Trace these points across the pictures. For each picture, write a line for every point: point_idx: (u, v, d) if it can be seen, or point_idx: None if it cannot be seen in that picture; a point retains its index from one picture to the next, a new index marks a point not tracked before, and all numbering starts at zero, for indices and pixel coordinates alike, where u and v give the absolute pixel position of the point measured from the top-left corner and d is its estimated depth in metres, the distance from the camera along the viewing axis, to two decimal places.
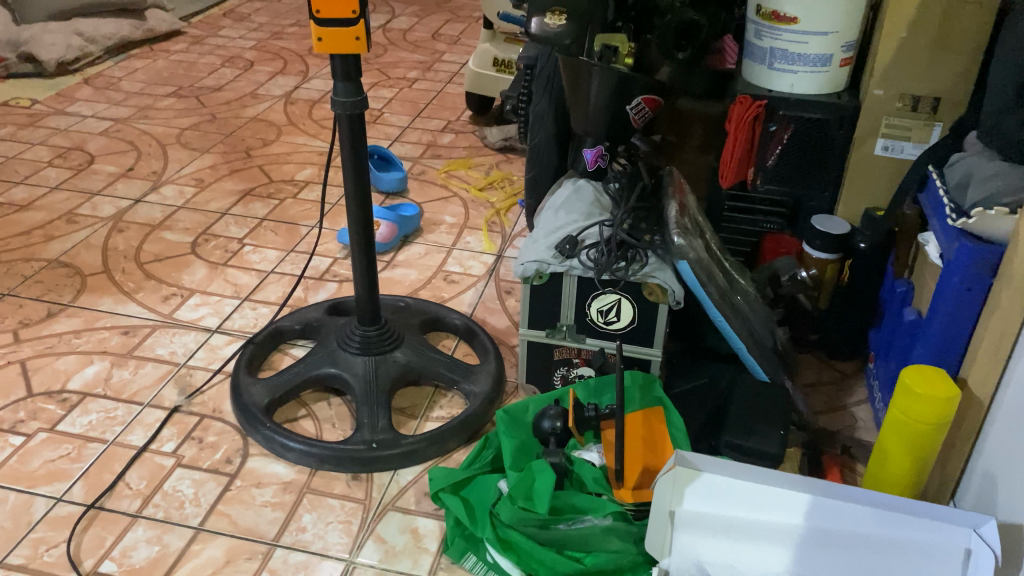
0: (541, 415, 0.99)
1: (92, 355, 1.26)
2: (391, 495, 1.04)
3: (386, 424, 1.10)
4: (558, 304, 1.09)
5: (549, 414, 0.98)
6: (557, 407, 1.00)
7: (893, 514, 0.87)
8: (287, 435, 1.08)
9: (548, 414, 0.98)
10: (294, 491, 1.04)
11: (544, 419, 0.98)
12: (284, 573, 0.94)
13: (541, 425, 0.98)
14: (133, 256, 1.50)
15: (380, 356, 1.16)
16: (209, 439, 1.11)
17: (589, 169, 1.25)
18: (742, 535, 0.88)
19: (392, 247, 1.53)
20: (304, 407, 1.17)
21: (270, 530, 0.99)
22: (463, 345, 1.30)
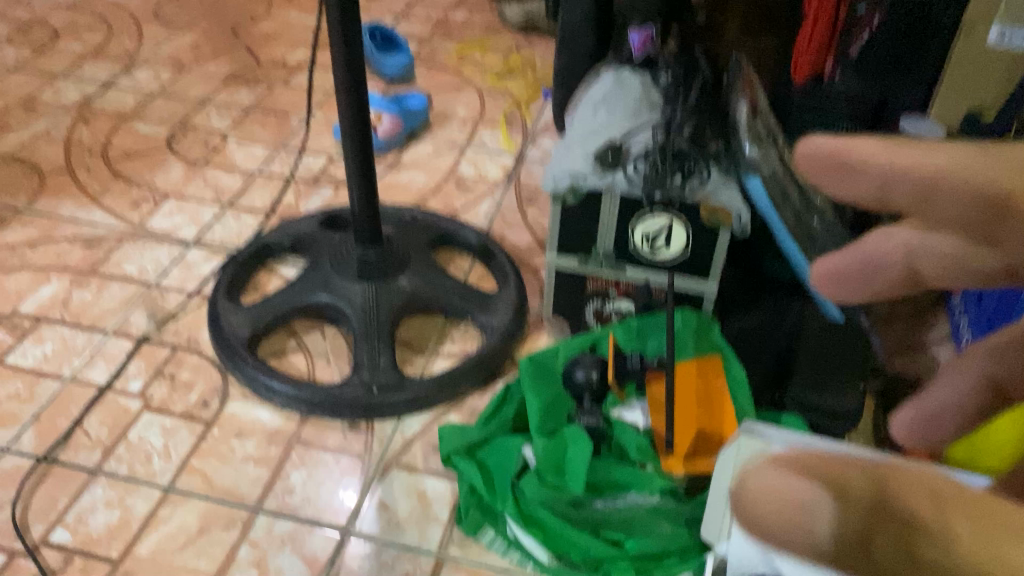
0: (573, 365, 0.82)
1: (50, 272, 1.08)
2: (394, 449, 0.89)
3: (389, 363, 0.93)
4: (595, 225, 0.90)
5: (584, 364, 0.81)
6: (593, 355, 0.83)
7: None
8: (272, 375, 0.91)
9: (582, 364, 0.81)
10: (280, 443, 0.89)
11: (577, 370, 0.81)
12: (267, 547, 0.79)
13: (573, 378, 0.81)
14: (100, 152, 1.31)
15: (382, 280, 0.98)
16: (182, 377, 0.95)
17: (634, 58, 0.99)
18: None
19: (396, 145, 1.33)
20: (294, 338, 1.00)
21: (251, 492, 0.84)
22: (478, 266, 1.12)
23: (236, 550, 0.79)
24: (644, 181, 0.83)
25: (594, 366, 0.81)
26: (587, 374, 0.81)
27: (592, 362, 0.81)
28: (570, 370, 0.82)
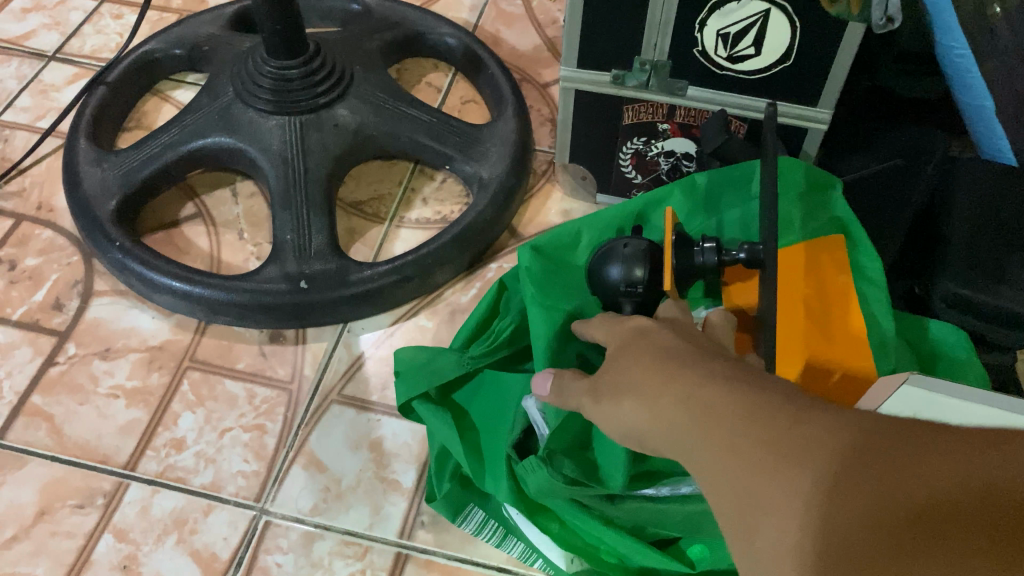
0: (601, 256, 0.50)
1: None
2: (336, 374, 0.60)
3: (324, 244, 0.62)
4: (640, 20, 0.55)
5: (620, 254, 0.50)
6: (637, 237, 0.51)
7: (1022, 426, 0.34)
8: (147, 261, 0.61)
9: (618, 253, 0.50)
10: (165, 368, 0.60)
11: (609, 263, 0.50)
12: (139, 540, 0.52)
13: (605, 276, 0.50)
14: None
15: (311, 115, 0.66)
16: (26, 265, 0.65)
17: None
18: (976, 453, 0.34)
19: None
20: (193, 200, 0.69)
21: (120, 448, 0.56)
22: (463, 84, 0.78)
23: (92, 545, 0.52)
24: None
25: (638, 256, 0.49)
26: (631, 264, 0.49)
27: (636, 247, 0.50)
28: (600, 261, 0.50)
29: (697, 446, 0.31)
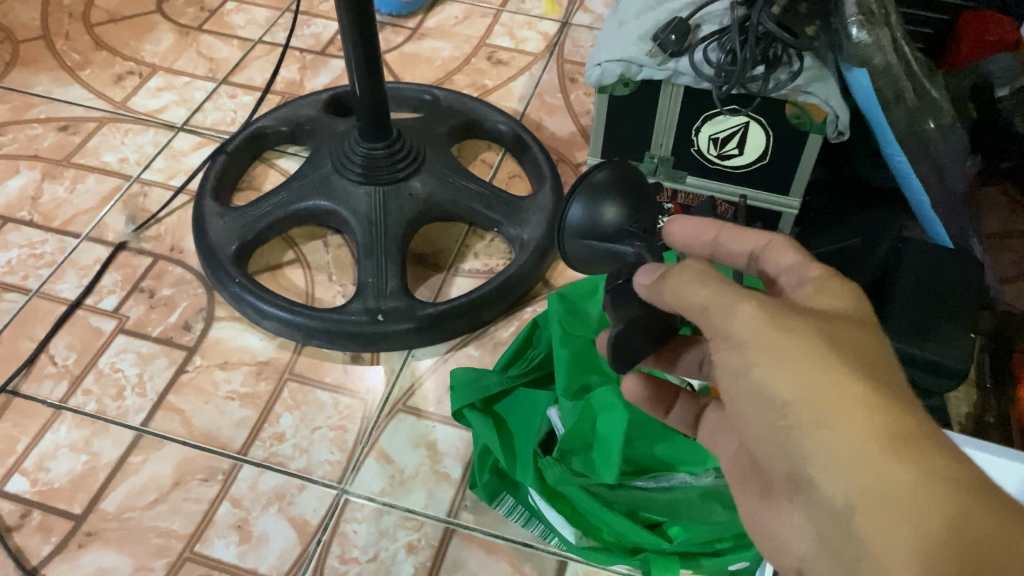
0: (565, 196, 0.50)
1: (19, 161, 0.94)
2: (402, 389, 0.76)
3: (397, 286, 0.79)
4: (649, 125, 0.72)
5: (586, 190, 0.49)
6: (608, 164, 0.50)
7: None
8: (260, 295, 0.78)
9: (584, 192, 0.49)
10: (270, 378, 0.77)
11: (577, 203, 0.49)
12: (250, 507, 0.68)
13: (570, 219, 0.49)
14: (82, 13, 1.14)
15: (391, 186, 0.83)
16: (162, 294, 0.82)
17: None
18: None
19: (420, 9, 1.14)
20: (291, 248, 0.87)
21: (235, 438, 0.72)
22: (510, 162, 0.95)
23: (214, 508, 0.68)
24: (715, 74, 0.65)
25: (605, 191, 0.49)
26: (608, 198, 0.48)
27: (608, 180, 0.49)
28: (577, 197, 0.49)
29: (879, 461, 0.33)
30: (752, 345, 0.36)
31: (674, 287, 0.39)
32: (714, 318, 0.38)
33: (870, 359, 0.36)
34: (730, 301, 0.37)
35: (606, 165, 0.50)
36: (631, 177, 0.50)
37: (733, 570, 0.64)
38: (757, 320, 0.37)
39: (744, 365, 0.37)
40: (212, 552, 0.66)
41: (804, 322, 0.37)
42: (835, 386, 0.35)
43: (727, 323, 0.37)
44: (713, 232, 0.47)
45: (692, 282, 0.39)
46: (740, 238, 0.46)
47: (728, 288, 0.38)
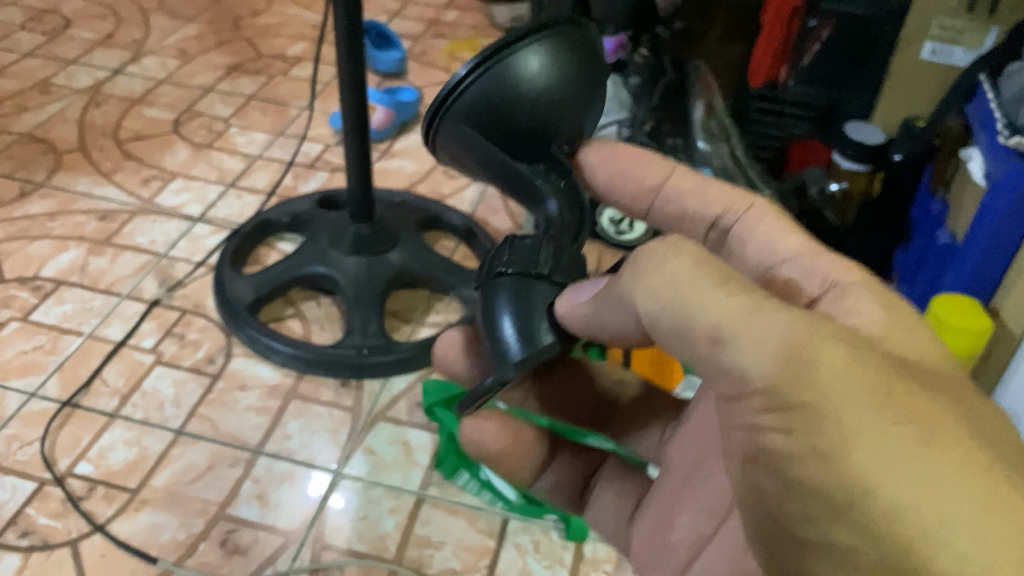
0: (464, 79, 0.62)
1: (68, 241, 1.18)
2: (381, 404, 0.99)
3: (378, 329, 1.04)
4: None
5: (480, 81, 0.62)
6: (547, 54, 0.62)
7: None
8: (272, 334, 1.02)
9: (501, 71, 0.61)
10: (279, 396, 0.99)
11: (472, 88, 0.62)
12: (268, 483, 0.89)
13: (472, 88, 0.62)
14: (112, 133, 1.41)
15: (375, 257, 1.09)
16: (190, 336, 1.05)
17: (607, 61, 1.10)
18: None
19: (389, 135, 1.45)
20: (291, 306, 1.11)
21: (253, 437, 0.94)
22: (463, 247, 1.23)
23: (240, 484, 0.89)
24: None
25: (499, 78, 0.61)
26: (535, 79, 0.61)
27: (534, 71, 0.61)
28: (496, 79, 0.61)
29: (976, 505, 0.36)
30: (850, 426, 0.38)
31: (756, 338, 0.39)
32: (825, 391, 0.38)
33: (969, 429, 0.39)
34: (809, 338, 0.39)
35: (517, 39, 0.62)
36: (568, 62, 0.63)
37: None
38: (873, 400, 0.38)
39: (820, 450, 0.39)
40: (239, 513, 0.86)
41: (918, 397, 0.39)
42: (925, 458, 0.37)
43: (839, 394, 0.38)
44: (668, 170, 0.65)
45: (802, 342, 0.39)
46: (684, 180, 0.64)
47: (843, 357, 0.39)
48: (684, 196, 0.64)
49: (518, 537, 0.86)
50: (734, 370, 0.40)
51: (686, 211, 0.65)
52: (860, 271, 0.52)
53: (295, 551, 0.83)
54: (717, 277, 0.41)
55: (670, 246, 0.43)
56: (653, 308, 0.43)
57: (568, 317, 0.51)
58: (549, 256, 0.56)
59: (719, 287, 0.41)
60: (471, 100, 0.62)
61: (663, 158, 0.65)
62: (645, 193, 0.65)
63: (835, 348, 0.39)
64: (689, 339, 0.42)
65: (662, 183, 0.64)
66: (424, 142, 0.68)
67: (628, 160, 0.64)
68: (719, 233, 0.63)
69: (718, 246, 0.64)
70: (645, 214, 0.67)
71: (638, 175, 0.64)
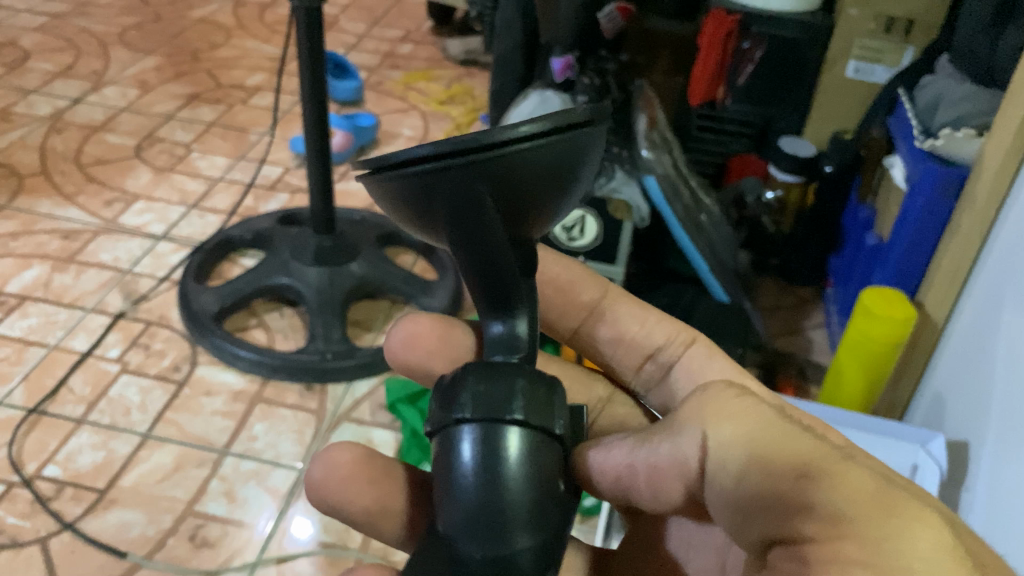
0: (438, 157, 0.39)
1: (31, 259, 1.20)
2: (345, 407, 1.02)
3: (341, 336, 1.07)
4: None
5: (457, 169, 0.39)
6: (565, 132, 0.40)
7: (886, 434, 0.89)
8: (237, 342, 1.05)
9: (502, 163, 0.39)
10: (245, 401, 1.01)
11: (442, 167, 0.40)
12: (235, 481, 0.92)
13: (461, 171, 0.40)
14: (74, 157, 1.43)
15: (336, 269, 1.13)
16: (155, 346, 1.07)
17: (556, 80, 1.18)
18: (884, 433, 0.89)
19: (348, 158, 1.50)
20: (254, 317, 1.14)
21: (219, 439, 0.96)
22: (421, 262, 1.27)
23: (207, 483, 0.91)
24: None
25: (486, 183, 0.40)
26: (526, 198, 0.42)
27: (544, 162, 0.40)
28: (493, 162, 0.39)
29: None
30: None
31: (848, 479, 0.39)
32: (914, 533, 0.37)
33: None
34: (913, 511, 0.38)
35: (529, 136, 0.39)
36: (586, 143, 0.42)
37: (586, 507, 0.91)
38: (962, 560, 0.36)
39: None
40: (207, 509, 0.88)
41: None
42: None
43: (926, 534, 0.37)
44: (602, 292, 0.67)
45: (893, 497, 0.38)
46: (621, 306, 0.67)
47: (935, 518, 0.38)
48: (622, 322, 0.67)
49: None
50: (814, 499, 0.39)
51: (623, 336, 0.67)
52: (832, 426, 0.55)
53: (263, 543, 0.86)
54: (800, 423, 0.44)
55: (747, 390, 0.46)
56: (721, 437, 0.44)
57: (602, 467, 0.49)
58: (523, 398, 0.43)
59: (805, 431, 0.42)
60: (443, 180, 0.40)
61: (598, 279, 0.67)
62: (581, 309, 0.66)
63: (923, 502, 0.39)
64: (767, 473, 0.41)
65: (599, 304, 0.67)
66: (359, 168, 0.44)
67: (561, 282, 0.66)
68: (656, 365, 0.67)
69: (652, 377, 0.68)
70: (572, 332, 0.68)
71: (574, 292, 0.66)
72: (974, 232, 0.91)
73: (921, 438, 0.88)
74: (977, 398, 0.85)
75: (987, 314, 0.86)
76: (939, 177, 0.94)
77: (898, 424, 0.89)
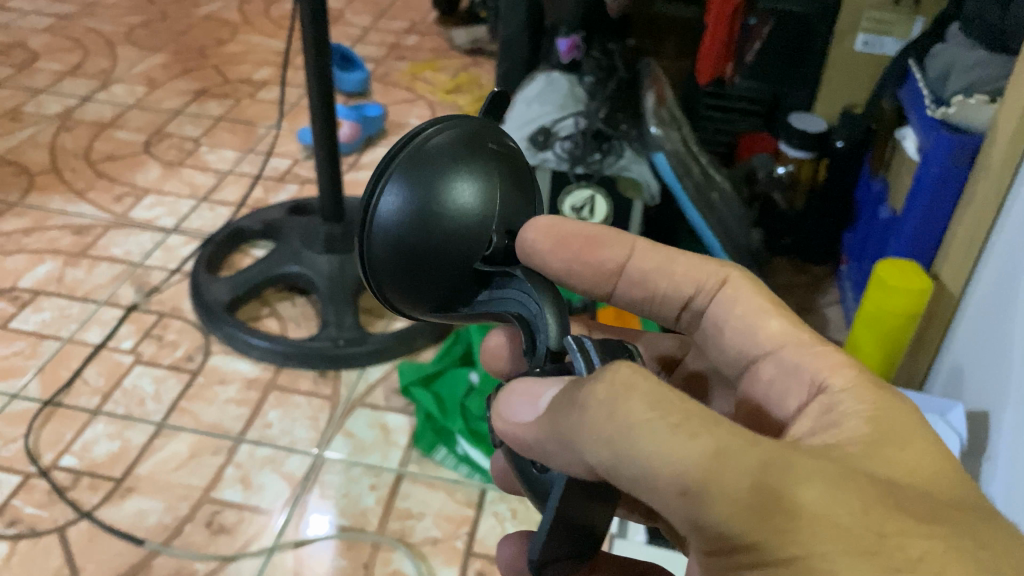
0: (367, 224, 0.51)
1: (43, 254, 1.20)
2: (359, 392, 1.02)
3: (352, 322, 1.07)
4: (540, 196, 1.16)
5: (384, 228, 0.50)
6: (437, 126, 0.51)
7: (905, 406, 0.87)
8: (249, 331, 1.05)
9: (403, 174, 0.50)
10: (258, 388, 1.01)
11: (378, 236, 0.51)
12: (250, 468, 0.92)
13: (381, 210, 0.50)
14: (83, 154, 1.44)
15: (347, 256, 1.13)
16: (168, 337, 1.08)
17: (562, 62, 1.16)
18: None
19: (356, 149, 1.50)
20: (266, 306, 1.15)
21: (234, 427, 0.96)
22: None
23: (223, 470, 0.91)
24: (569, 158, 1.09)
25: (399, 222, 0.50)
26: (463, 199, 0.49)
27: (437, 154, 0.50)
28: (390, 205, 0.50)
29: None
30: None
31: (724, 488, 0.34)
32: (797, 531, 0.34)
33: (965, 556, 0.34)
34: (788, 486, 0.34)
35: (407, 171, 0.50)
36: (488, 148, 0.52)
37: None
38: (846, 534, 0.33)
39: None
40: (223, 496, 0.88)
41: (916, 537, 0.34)
42: None
43: (825, 551, 0.33)
44: (630, 246, 0.56)
45: (773, 482, 0.34)
46: (649, 257, 0.56)
47: (817, 488, 0.34)
48: (651, 276, 0.56)
49: (495, 505, 0.89)
50: (705, 524, 0.35)
51: (656, 293, 0.57)
52: (848, 367, 0.47)
53: (280, 528, 0.86)
54: (674, 416, 0.35)
55: (615, 388, 0.36)
56: (601, 459, 0.36)
57: (510, 434, 0.42)
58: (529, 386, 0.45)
59: (678, 426, 0.34)
60: (376, 240, 0.51)
61: (621, 233, 0.56)
62: (607, 276, 0.56)
63: (818, 488, 0.34)
64: (653, 493, 0.35)
65: (626, 264, 0.56)
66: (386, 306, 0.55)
67: (585, 247, 0.54)
68: (693, 315, 0.57)
69: (692, 327, 0.57)
70: (607, 296, 0.57)
71: (597, 257, 0.55)
72: (989, 201, 0.90)
73: (941, 408, 0.87)
74: (996, 367, 0.84)
75: (1003, 280, 0.85)
76: (953, 146, 0.93)
77: (917, 396, 0.88)
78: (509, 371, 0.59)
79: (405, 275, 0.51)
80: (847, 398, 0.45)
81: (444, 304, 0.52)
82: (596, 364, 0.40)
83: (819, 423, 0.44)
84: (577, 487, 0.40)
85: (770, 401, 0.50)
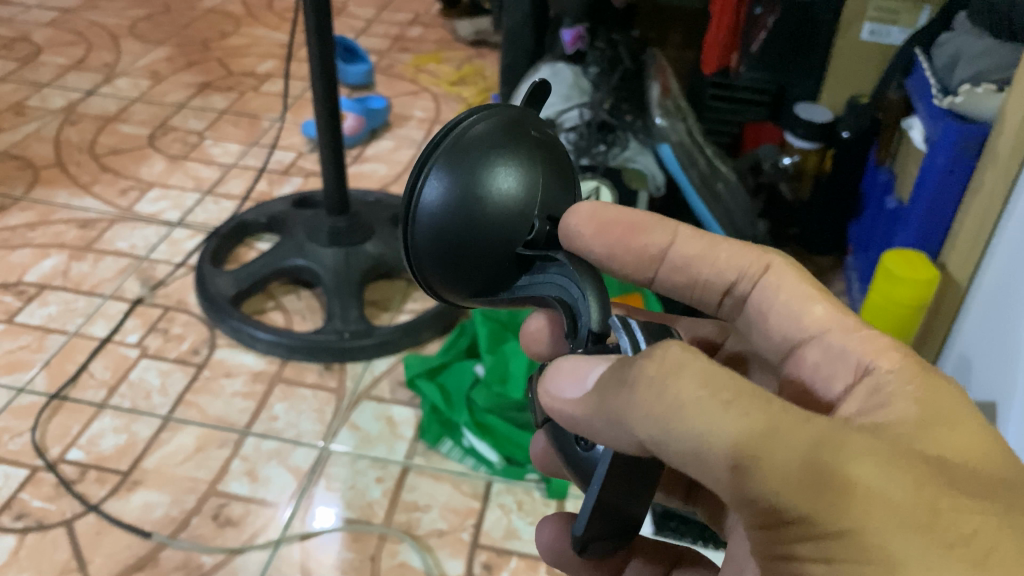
0: (411, 213, 0.51)
1: (49, 248, 1.20)
2: (365, 384, 1.02)
3: (358, 316, 1.07)
4: None
5: (427, 217, 0.51)
6: (478, 115, 0.51)
7: None
8: (255, 324, 1.05)
9: (446, 163, 0.50)
10: (264, 381, 1.02)
11: (422, 225, 0.51)
12: (256, 461, 0.92)
13: (424, 200, 0.51)
14: (88, 148, 1.44)
15: (352, 250, 1.13)
16: (174, 330, 1.08)
17: (567, 52, 1.17)
18: None
19: (360, 141, 1.49)
20: (272, 300, 1.15)
21: (240, 419, 0.96)
22: None
23: (229, 463, 0.91)
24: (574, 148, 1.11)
25: (442, 210, 0.50)
26: (505, 186, 0.49)
27: (476, 142, 0.50)
28: (434, 191, 0.50)
29: None
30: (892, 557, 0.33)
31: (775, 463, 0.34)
32: (851, 506, 0.34)
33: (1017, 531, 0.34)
34: (841, 459, 0.34)
35: (450, 160, 0.50)
36: (527, 135, 0.51)
37: None
38: (900, 508, 0.33)
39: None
40: (230, 489, 0.89)
41: (969, 513, 0.34)
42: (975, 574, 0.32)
43: (880, 526, 0.33)
44: (672, 231, 0.55)
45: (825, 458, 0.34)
46: (692, 244, 0.55)
47: (870, 464, 0.34)
48: (694, 262, 0.56)
49: (501, 497, 0.89)
50: (756, 500, 0.35)
51: (697, 280, 0.56)
52: (894, 351, 0.47)
53: (286, 521, 0.86)
54: (726, 393, 0.35)
55: (665, 367, 0.36)
56: (651, 435, 0.36)
57: (554, 409, 0.42)
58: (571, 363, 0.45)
59: (730, 403, 0.35)
60: (420, 228, 0.51)
61: (664, 219, 0.55)
62: (650, 261, 0.55)
63: (870, 464, 0.34)
64: (704, 468, 0.35)
65: (667, 250, 0.55)
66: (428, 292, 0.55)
67: (628, 231, 0.53)
68: (735, 301, 0.56)
69: (734, 313, 0.57)
70: (649, 281, 0.57)
71: (640, 241, 0.54)
72: (998, 190, 0.89)
73: None
74: (1005, 355, 0.83)
75: (1014, 265, 0.84)
76: (961, 135, 0.92)
77: None
78: (546, 353, 0.59)
79: (449, 263, 0.51)
80: (894, 379, 0.45)
81: (487, 290, 0.52)
82: (641, 343, 0.40)
83: (867, 405, 0.45)
84: (619, 464, 0.39)
85: (814, 383, 0.50)
